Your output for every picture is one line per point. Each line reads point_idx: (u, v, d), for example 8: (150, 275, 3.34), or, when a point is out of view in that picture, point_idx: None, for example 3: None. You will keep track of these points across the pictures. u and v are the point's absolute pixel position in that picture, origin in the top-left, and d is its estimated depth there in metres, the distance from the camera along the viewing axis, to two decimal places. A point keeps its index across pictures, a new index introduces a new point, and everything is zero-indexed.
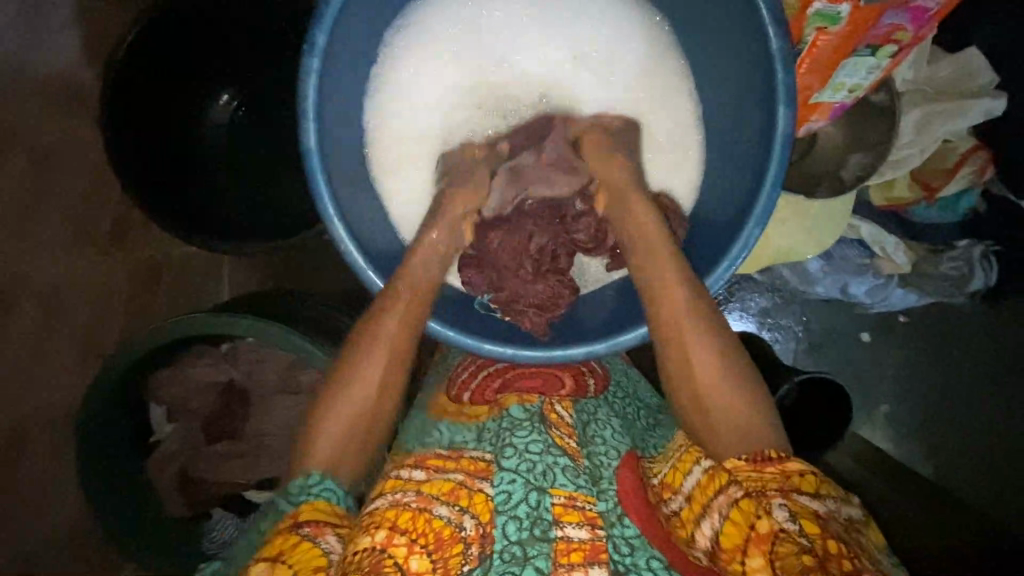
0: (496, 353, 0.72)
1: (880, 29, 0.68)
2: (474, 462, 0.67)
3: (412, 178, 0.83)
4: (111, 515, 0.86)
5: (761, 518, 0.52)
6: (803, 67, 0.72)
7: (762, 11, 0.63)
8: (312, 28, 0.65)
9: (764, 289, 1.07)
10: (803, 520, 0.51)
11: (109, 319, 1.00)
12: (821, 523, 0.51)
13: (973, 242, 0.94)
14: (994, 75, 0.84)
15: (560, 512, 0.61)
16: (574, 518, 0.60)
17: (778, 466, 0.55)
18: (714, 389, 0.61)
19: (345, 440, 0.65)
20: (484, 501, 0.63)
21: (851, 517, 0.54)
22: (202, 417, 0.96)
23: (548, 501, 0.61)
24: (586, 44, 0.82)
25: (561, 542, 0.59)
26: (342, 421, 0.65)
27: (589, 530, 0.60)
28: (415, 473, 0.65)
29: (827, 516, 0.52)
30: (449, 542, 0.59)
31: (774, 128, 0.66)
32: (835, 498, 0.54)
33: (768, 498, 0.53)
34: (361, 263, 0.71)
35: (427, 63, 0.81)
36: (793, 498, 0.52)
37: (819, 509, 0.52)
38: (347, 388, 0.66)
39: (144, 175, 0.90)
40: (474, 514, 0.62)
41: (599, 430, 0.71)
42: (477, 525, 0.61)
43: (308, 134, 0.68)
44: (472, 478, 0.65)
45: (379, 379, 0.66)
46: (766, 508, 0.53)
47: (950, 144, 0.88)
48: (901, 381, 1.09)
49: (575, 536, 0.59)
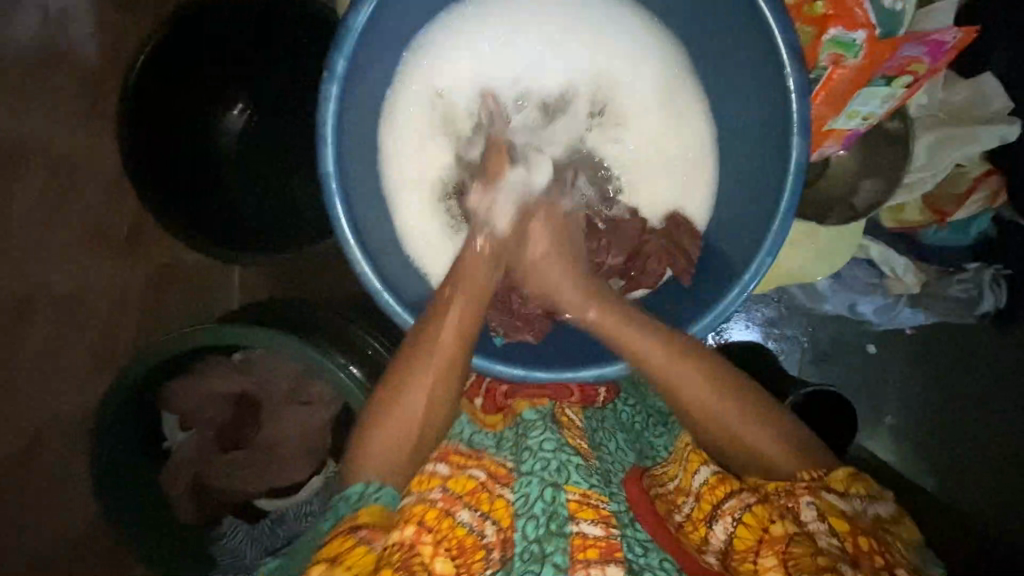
0: (507, 374, 0.72)
1: (895, 61, 0.71)
2: (497, 466, 0.69)
3: (427, 195, 0.81)
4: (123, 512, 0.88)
5: (779, 520, 0.60)
6: (817, 100, 0.73)
7: (779, 43, 0.64)
8: (331, 55, 0.66)
9: (771, 301, 1.04)
10: (829, 518, 0.59)
11: (121, 328, 1.00)
12: (849, 522, 0.59)
13: (983, 265, 0.94)
14: (1008, 100, 0.84)
15: (575, 508, 0.63)
16: (589, 515, 0.63)
17: (803, 473, 0.62)
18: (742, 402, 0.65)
19: (398, 445, 0.67)
20: (503, 506, 0.66)
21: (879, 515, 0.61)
22: (215, 425, 0.98)
23: (563, 496, 0.64)
24: (606, 59, 0.81)
25: (578, 538, 0.62)
26: (396, 427, 0.67)
27: (604, 527, 0.63)
28: (439, 467, 0.67)
29: (851, 513, 0.59)
30: (472, 547, 0.62)
31: (787, 157, 0.67)
32: (864, 498, 0.61)
33: (795, 497, 0.60)
34: (376, 284, 0.71)
35: (445, 79, 0.81)
36: (821, 499, 0.60)
37: (843, 507, 0.59)
38: (402, 396, 0.67)
39: (159, 180, 0.92)
40: (496, 518, 0.65)
41: (606, 440, 0.73)
42: (497, 529, 0.64)
43: (326, 157, 0.69)
44: (493, 481, 0.68)
45: (426, 395, 0.67)
46: (789, 504, 0.60)
47: (964, 168, 0.89)
48: (906, 398, 1.06)
49: (590, 531, 0.62)
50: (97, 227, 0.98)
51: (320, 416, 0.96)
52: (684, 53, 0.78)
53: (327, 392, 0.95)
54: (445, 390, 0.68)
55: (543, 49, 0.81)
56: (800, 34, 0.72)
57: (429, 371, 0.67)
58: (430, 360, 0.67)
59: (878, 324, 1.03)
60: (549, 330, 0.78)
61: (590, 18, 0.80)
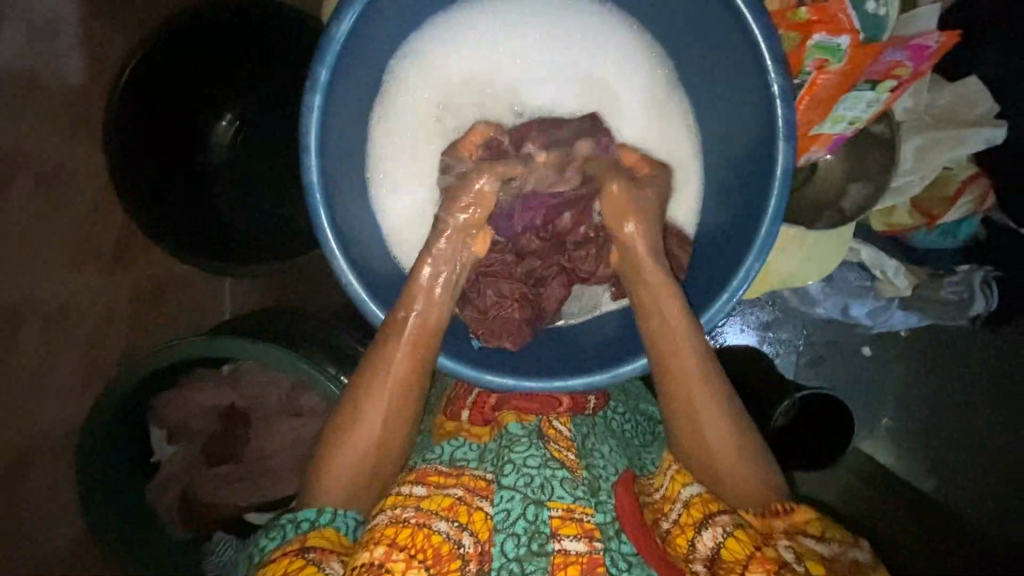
0: (497, 383, 0.71)
1: (880, 65, 0.71)
2: (475, 478, 0.68)
3: (414, 202, 0.81)
4: (105, 517, 0.87)
5: (766, 545, 0.60)
6: (801, 104, 0.73)
7: (764, 50, 0.64)
8: (314, 64, 0.65)
9: (764, 305, 1.07)
10: (808, 561, 0.59)
11: (106, 343, 0.99)
12: (825, 565, 0.59)
13: (974, 267, 0.94)
14: (992, 103, 0.85)
15: (558, 524, 0.65)
16: (572, 530, 0.65)
17: (787, 518, 0.63)
18: (725, 449, 0.65)
19: (363, 453, 0.66)
20: (482, 518, 0.66)
21: (856, 560, 0.61)
22: (204, 439, 0.96)
23: (546, 514, 0.65)
24: (593, 65, 0.81)
25: (559, 555, 0.64)
26: (358, 438, 0.66)
27: (587, 541, 0.65)
28: (415, 489, 0.67)
29: (830, 555, 0.60)
30: (447, 556, 0.62)
31: (774, 162, 0.67)
32: (841, 542, 0.62)
33: (776, 538, 0.61)
34: (363, 295, 0.70)
35: (432, 86, 0.80)
36: (798, 540, 0.61)
37: (823, 549, 0.60)
38: (365, 405, 0.66)
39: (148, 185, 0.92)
40: (474, 530, 0.65)
41: (598, 445, 0.73)
42: (475, 541, 0.65)
43: (309, 167, 0.67)
44: (471, 493, 0.67)
45: (392, 398, 0.66)
46: (773, 541, 0.61)
47: (952, 170, 0.88)
48: (900, 401, 1.09)
49: (572, 547, 0.65)
50: (85, 241, 0.97)
51: (311, 430, 0.94)
52: (671, 58, 0.78)
53: (318, 403, 0.95)
54: (407, 392, 0.67)
55: (530, 54, 0.81)
56: (785, 39, 0.71)
57: (391, 376, 0.66)
58: (392, 362, 0.66)
59: (872, 326, 1.02)
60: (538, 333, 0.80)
61: (574, 26, 0.80)
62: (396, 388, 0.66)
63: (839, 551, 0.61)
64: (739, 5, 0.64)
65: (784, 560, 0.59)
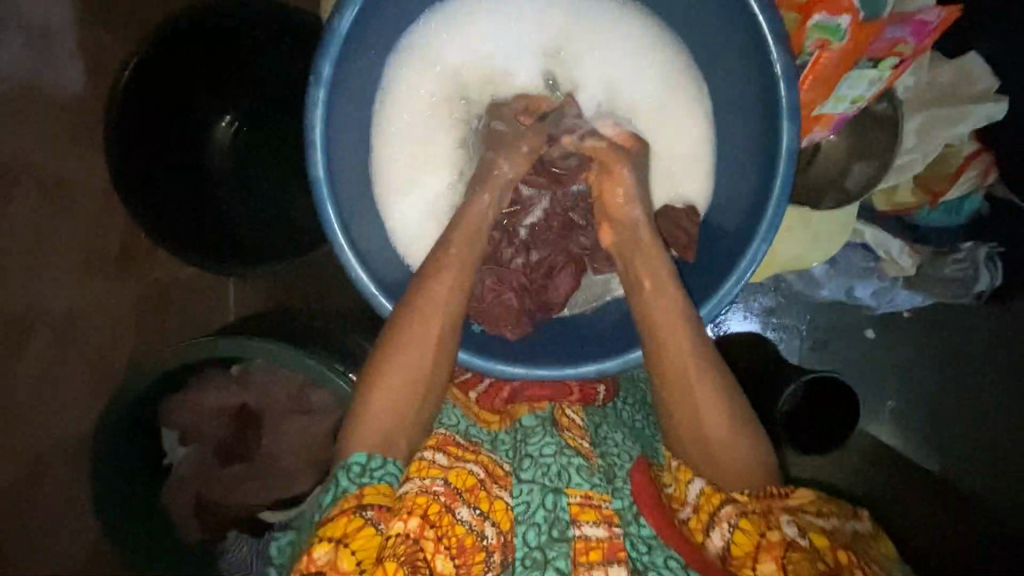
0: (508, 373, 0.71)
1: (882, 42, 0.72)
2: (495, 467, 0.70)
3: (420, 193, 0.80)
4: (114, 513, 0.88)
5: (772, 529, 0.60)
6: (804, 85, 0.73)
7: (764, 31, 0.64)
8: (317, 59, 0.65)
9: (768, 289, 1.07)
10: (810, 535, 0.60)
11: (117, 345, 0.99)
12: (829, 537, 0.60)
13: (977, 244, 0.95)
14: (993, 79, 0.85)
15: (577, 511, 0.65)
16: (592, 516, 0.65)
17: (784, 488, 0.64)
18: (712, 417, 0.64)
19: (408, 382, 0.65)
20: (503, 510, 0.66)
21: (854, 530, 0.65)
22: (217, 440, 0.97)
23: (564, 501, 0.65)
24: (603, 43, 0.79)
25: (580, 542, 0.63)
26: (404, 364, 0.65)
27: (606, 528, 0.64)
28: (437, 458, 0.67)
29: (829, 528, 0.62)
30: (472, 548, 0.63)
31: (778, 143, 0.67)
32: (837, 515, 0.64)
33: (775, 514, 0.61)
34: (371, 288, 0.70)
35: (435, 75, 0.79)
36: (797, 515, 0.62)
37: (822, 524, 0.62)
38: (406, 352, 0.65)
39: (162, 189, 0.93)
40: (496, 521, 0.65)
41: (611, 432, 0.74)
42: (498, 532, 0.65)
43: (315, 163, 0.67)
44: (491, 479, 0.68)
45: (440, 323, 0.66)
46: (775, 521, 0.61)
47: (952, 148, 0.87)
48: (908, 380, 1.08)
49: (593, 534, 0.64)
50: (91, 246, 0.97)
51: (323, 428, 0.94)
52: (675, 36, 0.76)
53: (329, 400, 0.94)
54: (453, 319, 0.67)
55: (535, 36, 0.79)
56: (785, 21, 0.73)
57: (439, 300, 0.66)
58: (440, 285, 0.66)
59: (877, 307, 1.03)
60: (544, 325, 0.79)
61: (583, 15, 0.79)
62: (444, 316, 0.66)
63: (837, 525, 0.63)
64: None
65: (789, 538, 0.59)
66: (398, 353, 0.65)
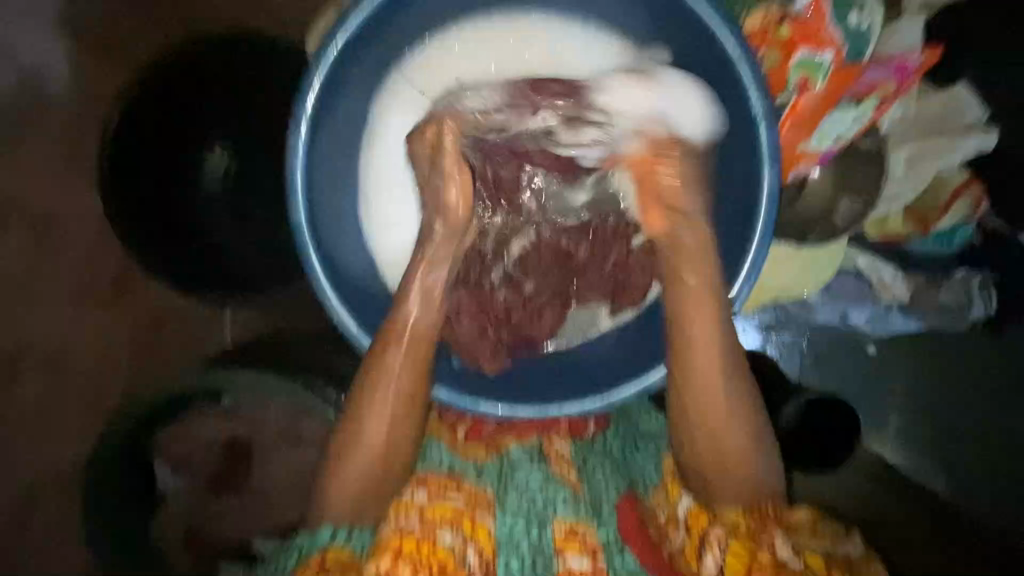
0: (491, 412, 0.72)
1: (861, 83, 0.72)
2: (477, 495, 0.71)
3: (404, 228, 0.80)
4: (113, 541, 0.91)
5: (762, 550, 0.62)
6: (786, 124, 0.73)
7: (744, 75, 0.66)
8: (298, 104, 0.67)
9: (770, 307, 1.04)
10: (806, 555, 0.62)
11: (105, 379, 1.00)
12: (823, 561, 0.63)
13: (972, 272, 0.93)
14: (983, 109, 0.85)
15: (562, 543, 0.69)
16: (575, 547, 0.68)
17: (777, 504, 0.66)
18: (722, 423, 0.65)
19: (374, 449, 0.66)
20: (486, 534, 0.69)
21: (849, 553, 0.65)
22: (207, 473, 0.96)
23: (548, 533, 0.69)
24: (588, 79, 0.80)
25: (565, 572, 0.67)
26: (369, 430, 0.66)
27: (590, 560, 0.68)
28: (417, 494, 0.69)
29: (823, 549, 0.64)
30: (453, 571, 0.65)
31: (759, 183, 0.67)
32: (832, 536, 0.66)
33: (770, 531, 0.63)
34: (354, 328, 0.71)
35: (421, 111, 0.80)
36: (795, 537, 0.64)
37: (817, 545, 0.64)
38: (381, 383, 0.66)
39: (161, 221, 0.96)
40: (479, 546, 0.68)
41: (598, 461, 0.75)
42: (481, 557, 0.67)
43: (296, 206, 0.69)
44: (473, 507, 0.70)
45: (398, 391, 0.66)
46: (768, 538, 0.63)
47: (945, 175, 0.87)
48: (912, 403, 1.07)
49: (576, 565, 0.67)
50: (86, 278, 0.99)
51: (313, 458, 0.95)
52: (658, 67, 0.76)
53: (320, 431, 0.94)
54: (418, 388, 0.67)
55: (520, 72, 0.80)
56: (766, 58, 0.72)
57: (399, 368, 0.66)
58: (397, 352, 0.66)
59: (872, 331, 1.01)
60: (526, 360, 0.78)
61: (569, 51, 0.79)
62: (412, 366, 0.67)
63: (830, 546, 0.65)
64: (715, 31, 0.65)
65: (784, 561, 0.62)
66: (373, 388, 0.66)
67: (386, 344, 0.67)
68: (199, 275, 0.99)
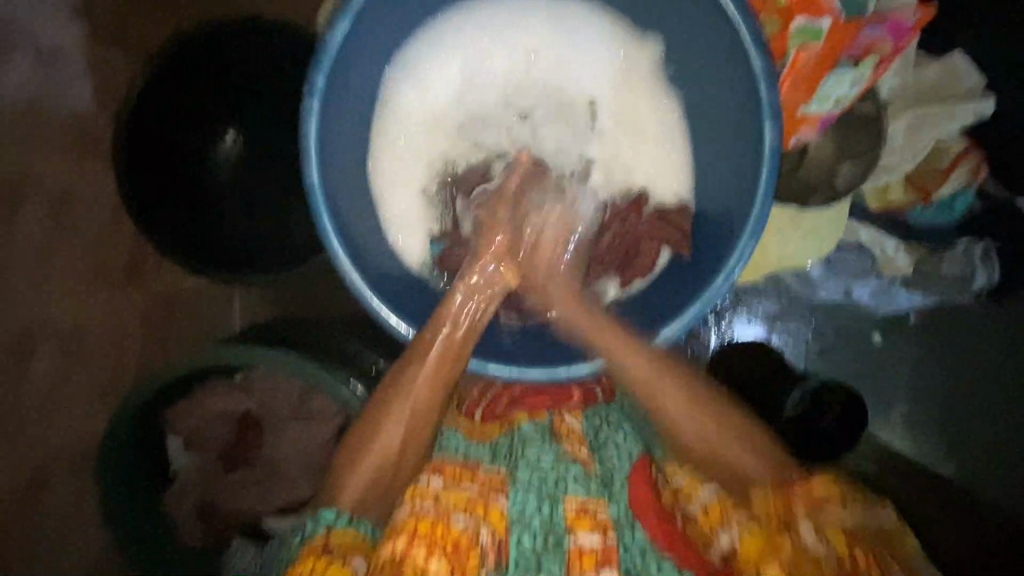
0: (498, 373, 0.73)
1: (859, 42, 0.75)
2: (490, 475, 0.71)
3: (407, 198, 0.82)
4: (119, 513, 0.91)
5: (785, 535, 0.64)
6: (784, 83, 0.74)
7: (743, 34, 0.66)
8: (311, 70, 0.68)
9: (771, 294, 1.07)
10: (829, 536, 0.63)
11: (124, 352, 1.03)
12: (848, 537, 0.63)
13: (972, 242, 0.95)
14: (978, 76, 0.87)
15: (573, 520, 0.68)
16: (586, 524, 0.68)
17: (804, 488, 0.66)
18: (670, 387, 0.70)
19: (407, 432, 0.68)
20: (499, 513, 0.68)
21: (879, 525, 0.66)
22: (219, 446, 0.98)
23: (560, 511, 0.68)
24: (584, 53, 0.82)
25: (575, 551, 0.66)
26: (402, 415, 0.68)
27: (601, 535, 0.67)
28: (433, 481, 0.68)
29: (852, 525, 0.64)
30: (465, 549, 0.65)
31: (761, 142, 0.69)
32: (862, 509, 0.65)
33: (795, 519, 0.65)
34: (365, 290, 0.72)
35: (425, 86, 0.81)
36: (819, 517, 0.65)
37: (844, 521, 0.64)
38: (409, 385, 0.68)
39: (162, 194, 0.97)
40: (489, 523, 0.67)
41: (611, 437, 0.75)
42: (494, 534, 0.67)
43: (309, 168, 0.70)
44: (487, 490, 0.69)
45: (435, 365, 0.69)
46: (793, 527, 0.65)
47: (942, 145, 0.90)
48: (919, 385, 1.08)
49: (588, 542, 0.66)
50: (99, 258, 1.01)
51: (321, 435, 0.96)
52: (651, 40, 0.78)
53: (329, 407, 0.96)
54: (438, 386, 0.69)
55: (521, 45, 0.82)
56: (766, 23, 0.75)
57: (410, 401, 0.68)
58: (417, 381, 0.69)
59: (876, 308, 1.04)
60: (520, 328, 0.78)
61: (568, 27, 0.81)
62: (441, 363, 0.70)
63: (860, 519, 0.65)
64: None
65: (805, 547, 0.63)
66: (398, 389, 0.69)
67: (404, 376, 0.69)
68: (209, 256, 0.99)
